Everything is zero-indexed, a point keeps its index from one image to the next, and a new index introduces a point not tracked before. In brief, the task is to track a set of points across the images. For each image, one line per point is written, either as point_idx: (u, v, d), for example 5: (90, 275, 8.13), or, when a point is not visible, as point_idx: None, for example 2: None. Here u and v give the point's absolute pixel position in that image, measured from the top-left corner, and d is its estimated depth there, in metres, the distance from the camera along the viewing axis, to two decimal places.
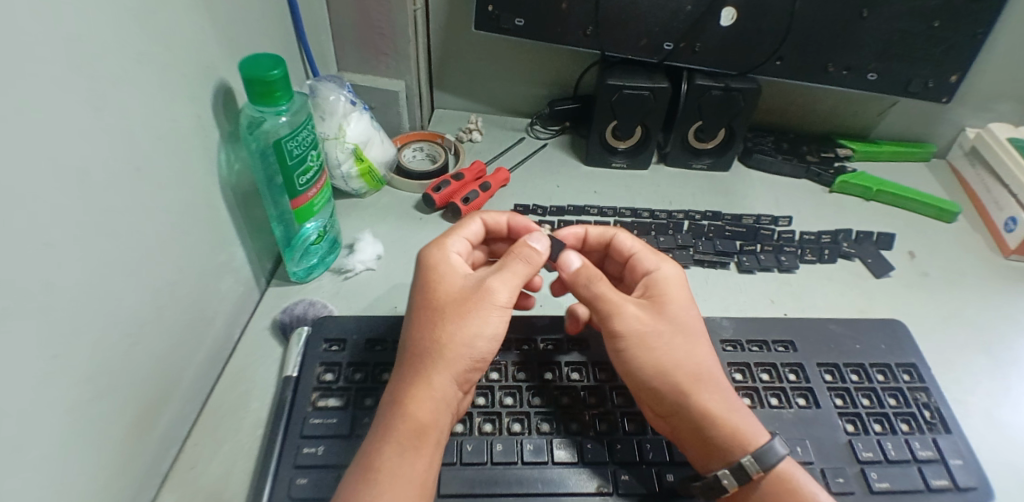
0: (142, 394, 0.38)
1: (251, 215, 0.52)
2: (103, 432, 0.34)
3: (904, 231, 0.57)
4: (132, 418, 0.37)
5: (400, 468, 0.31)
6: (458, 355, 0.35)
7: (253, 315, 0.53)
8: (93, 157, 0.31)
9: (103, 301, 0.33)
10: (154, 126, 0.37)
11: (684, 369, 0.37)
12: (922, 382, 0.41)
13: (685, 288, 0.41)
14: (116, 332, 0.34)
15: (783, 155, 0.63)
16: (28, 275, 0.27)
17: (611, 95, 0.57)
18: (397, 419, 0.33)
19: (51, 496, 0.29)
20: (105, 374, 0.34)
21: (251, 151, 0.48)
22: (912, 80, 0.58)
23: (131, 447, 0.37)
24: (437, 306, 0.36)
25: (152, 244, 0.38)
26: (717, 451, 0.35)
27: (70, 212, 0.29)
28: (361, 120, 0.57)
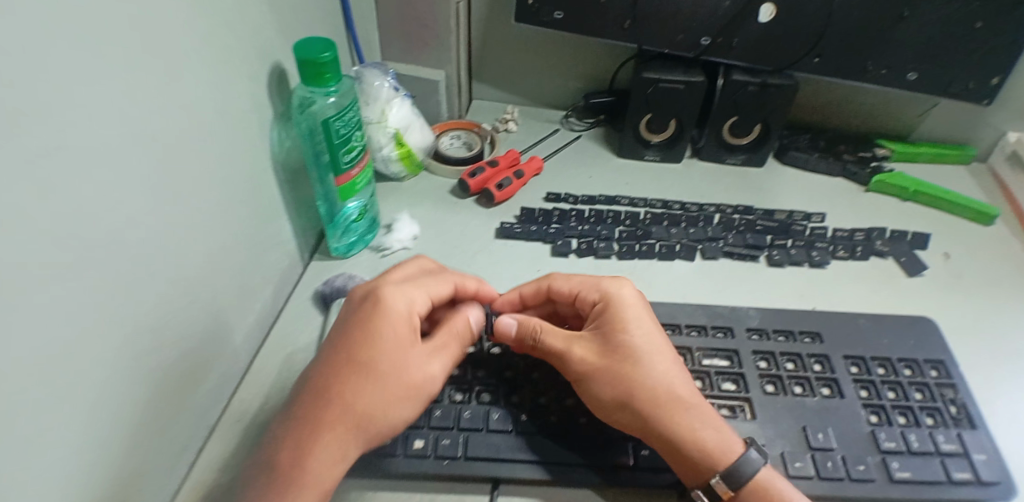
0: (198, 349, 0.42)
1: (298, 192, 0.56)
2: (164, 379, 0.37)
3: (940, 232, 0.57)
4: (187, 369, 0.40)
5: (325, 471, 0.35)
6: (353, 376, 0.37)
7: (297, 287, 0.56)
8: (163, 126, 0.35)
9: (168, 260, 0.36)
10: (216, 104, 0.41)
11: (644, 391, 0.38)
12: (950, 379, 0.42)
13: (637, 312, 0.42)
14: (178, 289, 0.38)
15: (819, 153, 0.63)
16: (110, 229, 0.30)
17: (646, 88, 0.58)
18: (309, 432, 0.35)
19: (119, 431, 0.33)
20: (167, 325, 0.37)
21: (300, 130, 0.51)
22: (953, 81, 0.57)
23: (186, 396, 0.41)
24: (370, 332, 0.38)
25: (210, 210, 0.41)
26: (696, 468, 0.36)
27: (143, 176, 0.33)
28: (403, 106, 0.60)
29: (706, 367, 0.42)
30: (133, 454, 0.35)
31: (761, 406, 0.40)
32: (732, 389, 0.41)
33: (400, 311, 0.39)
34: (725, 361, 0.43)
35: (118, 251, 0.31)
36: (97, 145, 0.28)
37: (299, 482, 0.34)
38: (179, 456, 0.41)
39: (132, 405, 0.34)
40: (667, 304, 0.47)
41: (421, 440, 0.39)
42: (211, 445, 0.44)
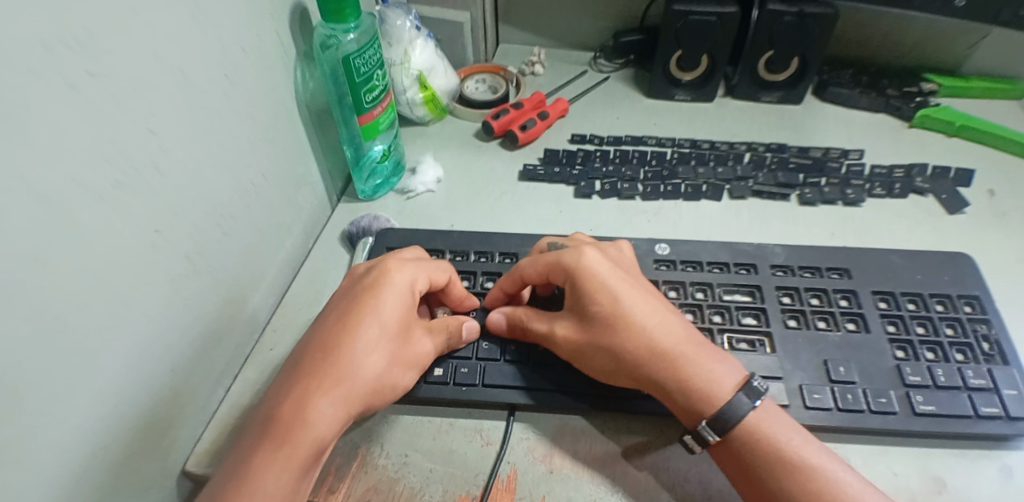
0: (232, 278, 0.44)
1: (324, 135, 0.57)
2: (201, 301, 0.40)
3: (988, 170, 0.53)
4: (223, 295, 0.43)
5: (316, 423, 0.33)
6: (347, 333, 0.36)
7: (326, 228, 0.58)
8: (189, 57, 0.36)
9: (197, 189, 0.38)
10: (239, 39, 0.42)
11: (626, 351, 0.37)
12: (984, 314, 0.40)
13: (602, 276, 0.39)
14: (208, 218, 0.40)
15: (861, 88, 0.60)
16: (135, 151, 0.32)
17: (676, 21, 0.56)
18: (299, 382, 0.34)
19: (160, 343, 0.36)
20: (202, 253, 0.39)
21: (323, 70, 0.51)
22: (1002, 10, 0.53)
23: (224, 321, 0.43)
24: (359, 299, 0.38)
25: (239, 146, 0.43)
26: (691, 411, 0.36)
27: (169, 105, 0.34)
28: (425, 47, 0.59)
29: (727, 301, 0.42)
30: (175, 367, 0.38)
31: (782, 340, 0.40)
32: (753, 322, 0.41)
33: (379, 278, 0.39)
34: (747, 296, 0.42)
35: (143, 174, 0.33)
36: (115, 74, 0.30)
37: (291, 434, 0.32)
38: (221, 377, 0.44)
39: (171, 322, 0.37)
40: (691, 242, 0.47)
41: (441, 369, 0.42)
42: (247, 368, 0.46)
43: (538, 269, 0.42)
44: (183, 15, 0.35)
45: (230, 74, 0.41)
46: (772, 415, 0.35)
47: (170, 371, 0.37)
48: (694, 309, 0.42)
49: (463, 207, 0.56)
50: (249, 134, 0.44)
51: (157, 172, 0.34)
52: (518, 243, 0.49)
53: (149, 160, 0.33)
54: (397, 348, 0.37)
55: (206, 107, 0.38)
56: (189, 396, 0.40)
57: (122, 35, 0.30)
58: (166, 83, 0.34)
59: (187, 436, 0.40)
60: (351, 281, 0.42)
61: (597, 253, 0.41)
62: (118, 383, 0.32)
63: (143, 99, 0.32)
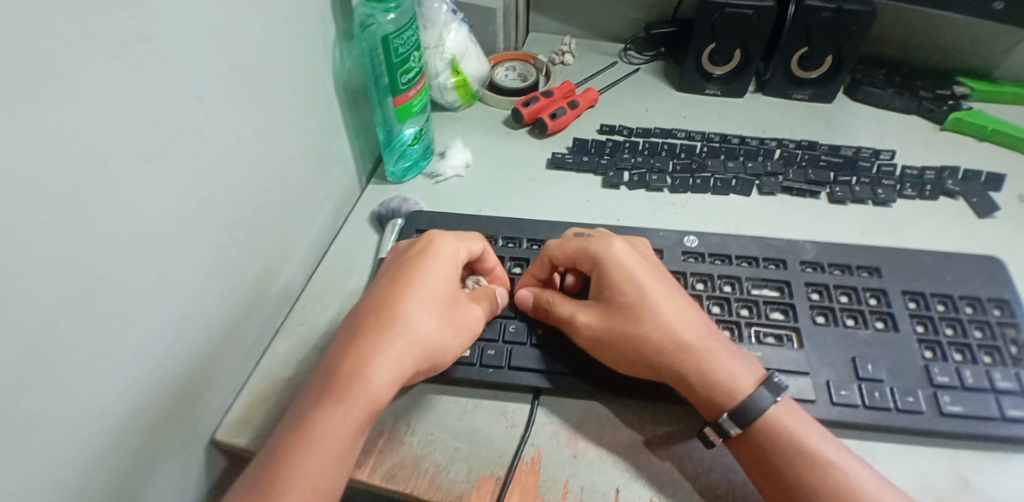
0: (266, 251, 0.45)
1: (358, 115, 0.57)
2: (236, 272, 0.41)
3: (1022, 175, 0.53)
4: (256, 267, 0.44)
5: (372, 381, 0.35)
6: (401, 296, 0.39)
7: (355, 207, 0.59)
8: (233, 28, 0.36)
9: (236, 159, 0.39)
10: (279, 14, 0.41)
11: (651, 339, 0.38)
12: (1014, 318, 0.41)
13: (632, 264, 0.41)
14: (245, 190, 0.40)
15: (895, 89, 0.60)
16: (180, 118, 0.32)
17: (712, 15, 0.56)
18: (356, 344, 0.36)
19: (195, 310, 0.36)
20: (238, 223, 0.40)
21: (361, 50, 0.52)
22: None
23: (256, 293, 0.44)
24: (405, 268, 0.41)
25: (274, 120, 0.43)
26: (713, 403, 0.36)
27: (212, 75, 0.34)
28: (460, 31, 0.59)
29: (755, 295, 0.42)
30: (209, 335, 0.38)
31: (810, 335, 0.40)
32: (781, 317, 0.41)
33: (424, 250, 0.42)
34: (776, 291, 0.43)
35: (186, 141, 0.33)
36: (163, 39, 0.30)
37: (351, 386, 0.34)
38: (252, 347, 0.45)
39: (206, 290, 0.37)
40: (720, 235, 0.47)
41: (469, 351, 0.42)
42: (278, 341, 0.47)
43: (567, 253, 0.43)
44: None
45: (268, 47, 0.41)
46: (793, 410, 0.36)
47: (202, 339, 0.38)
48: (722, 301, 0.42)
49: (492, 193, 0.57)
50: (285, 110, 0.45)
51: (199, 140, 0.34)
52: (547, 229, 0.50)
53: (192, 127, 0.33)
54: (446, 315, 0.39)
55: (246, 78, 0.38)
56: (221, 364, 0.41)
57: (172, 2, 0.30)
58: (211, 52, 0.34)
59: (219, 402, 0.41)
60: (397, 254, 0.44)
61: (622, 243, 0.43)
62: (154, 345, 0.33)
63: (190, 69, 0.32)
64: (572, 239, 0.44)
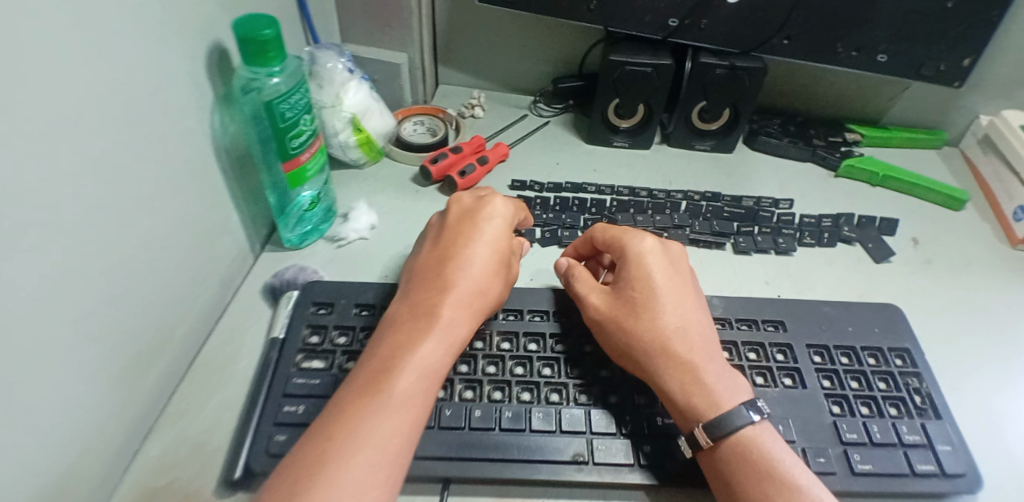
0: (134, 345, 0.38)
1: (247, 180, 0.52)
2: (94, 380, 0.34)
3: (911, 218, 0.56)
4: (121, 367, 0.37)
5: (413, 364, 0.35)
6: (439, 285, 0.40)
7: (247, 277, 0.53)
8: (92, 103, 0.32)
9: (99, 249, 0.33)
10: (147, 80, 0.37)
11: (643, 341, 0.38)
12: (915, 367, 0.41)
13: (657, 262, 0.42)
14: (109, 282, 0.35)
15: (789, 138, 0.63)
16: (24, 215, 0.27)
17: (613, 71, 0.57)
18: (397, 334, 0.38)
19: (37, 440, 0.30)
20: (98, 317, 0.34)
21: (244, 113, 0.47)
22: (924, 63, 0.58)
23: (118, 395, 0.37)
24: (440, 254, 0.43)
25: (147, 193, 0.38)
26: (686, 412, 0.36)
27: (64, 159, 0.30)
28: (359, 89, 0.57)
29: None
30: (54, 464, 0.31)
31: None
32: None
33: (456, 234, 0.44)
34: None
35: (28, 232, 0.27)
36: (4, 115, 0.25)
37: (390, 387, 0.34)
38: (109, 465, 0.37)
39: (53, 404, 0.31)
40: None
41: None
42: (150, 446, 0.40)
43: (606, 237, 0.45)
44: (91, 54, 0.31)
45: (137, 113, 0.36)
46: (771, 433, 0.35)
47: (47, 464, 0.31)
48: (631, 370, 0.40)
49: (399, 256, 0.54)
50: (159, 181, 0.39)
51: (47, 235, 0.29)
52: None
53: (35, 215, 0.28)
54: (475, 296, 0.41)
55: (111, 157, 0.34)
56: (66, 493, 0.33)
57: (19, 73, 0.26)
58: (64, 127, 0.29)
59: None
60: (436, 230, 0.46)
61: (657, 242, 0.43)
62: None
63: (36, 148, 0.27)
64: (625, 231, 0.44)
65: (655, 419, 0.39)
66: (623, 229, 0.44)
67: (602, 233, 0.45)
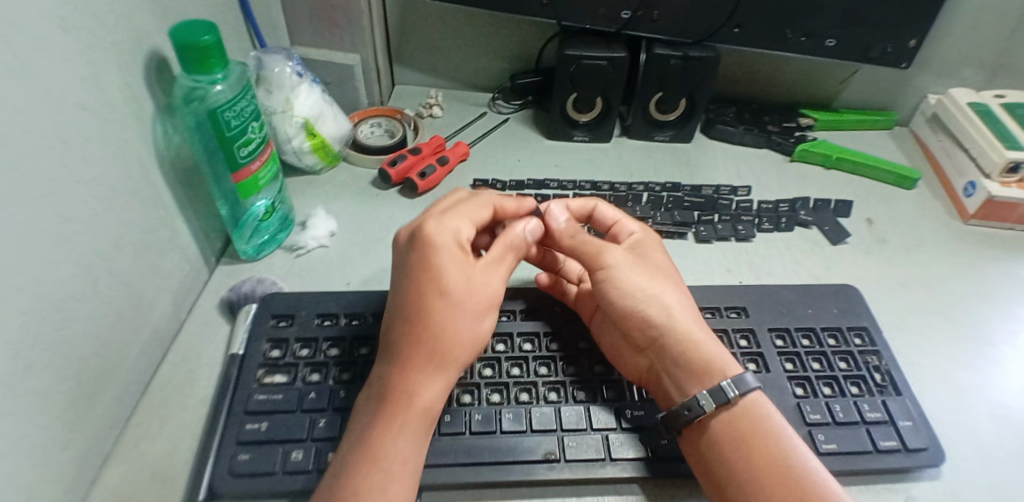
0: (81, 372, 0.36)
1: (196, 192, 0.50)
2: (37, 412, 0.32)
3: (868, 199, 0.58)
4: (67, 396, 0.35)
5: (424, 396, 0.34)
6: (440, 300, 0.35)
7: (202, 294, 0.51)
8: (19, 115, 0.30)
9: (36, 270, 0.31)
10: (80, 90, 0.35)
11: (662, 303, 0.39)
12: (874, 346, 0.41)
13: (661, 246, 0.45)
14: (49, 305, 0.32)
15: (745, 126, 0.63)
16: None
17: (570, 65, 0.57)
18: (401, 357, 0.35)
19: None
20: (38, 344, 0.32)
21: (188, 123, 0.45)
22: (873, 45, 0.59)
23: (67, 428, 0.35)
24: (431, 264, 0.36)
25: (86, 209, 0.36)
26: (702, 373, 0.36)
27: None
28: (311, 93, 0.56)
29: None
30: None
31: None
32: None
33: (454, 241, 0.37)
34: None
35: None
36: None
37: (382, 449, 0.32)
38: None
39: None
40: None
41: (302, 452, 0.37)
42: (110, 472, 0.38)
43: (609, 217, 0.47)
44: (14, 65, 0.29)
45: (71, 125, 0.34)
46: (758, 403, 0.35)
47: None
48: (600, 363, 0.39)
49: (361, 261, 0.53)
50: (101, 196, 0.37)
51: None
52: None
53: None
54: (484, 310, 0.37)
55: (44, 172, 0.32)
56: None
57: None
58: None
59: None
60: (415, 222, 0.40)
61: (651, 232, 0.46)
62: None
63: None
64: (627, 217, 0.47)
65: (625, 412, 0.38)
66: (620, 213, 0.47)
67: (602, 210, 0.47)
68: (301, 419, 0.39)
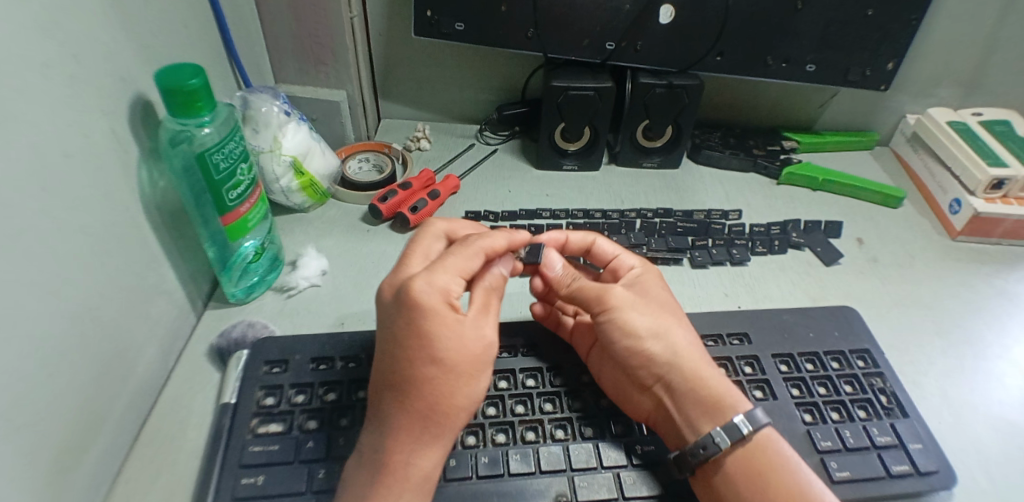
0: (65, 431, 0.34)
1: (182, 235, 0.48)
2: (18, 482, 0.30)
3: (854, 219, 0.59)
4: (51, 460, 0.33)
5: (419, 467, 0.32)
6: (431, 367, 0.32)
7: (189, 340, 0.49)
8: (3, 169, 0.28)
9: (19, 329, 0.30)
10: (63, 140, 0.33)
11: (667, 342, 0.39)
12: (876, 367, 0.42)
13: (664, 282, 0.45)
14: (33, 365, 0.31)
15: (731, 150, 0.65)
16: None
17: (557, 96, 0.58)
18: (394, 428, 0.32)
19: None
20: (21, 410, 0.30)
21: (175, 167, 0.44)
22: (850, 68, 0.61)
23: (50, 495, 0.33)
24: (421, 328, 0.33)
25: (71, 262, 0.34)
26: (712, 408, 0.36)
27: None
28: (298, 131, 0.55)
29: None
30: None
31: None
32: None
33: (443, 300, 0.34)
34: None
35: None
36: None
37: None
38: None
39: None
40: None
41: None
42: None
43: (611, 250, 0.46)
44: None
45: (55, 176, 0.33)
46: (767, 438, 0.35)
47: None
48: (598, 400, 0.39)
49: (355, 300, 0.52)
50: (84, 247, 0.36)
51: None
52: None
53: None
54: (479, 368, 0.34)
55: (29, 226, 0.30)
56: None
57: None
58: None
59: None
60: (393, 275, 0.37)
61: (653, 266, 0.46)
62: None
63: None
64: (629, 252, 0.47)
65: (634, 448, 0.37)
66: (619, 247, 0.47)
67: (604, 242, 0.47)
68: (299, 470, 0.37)
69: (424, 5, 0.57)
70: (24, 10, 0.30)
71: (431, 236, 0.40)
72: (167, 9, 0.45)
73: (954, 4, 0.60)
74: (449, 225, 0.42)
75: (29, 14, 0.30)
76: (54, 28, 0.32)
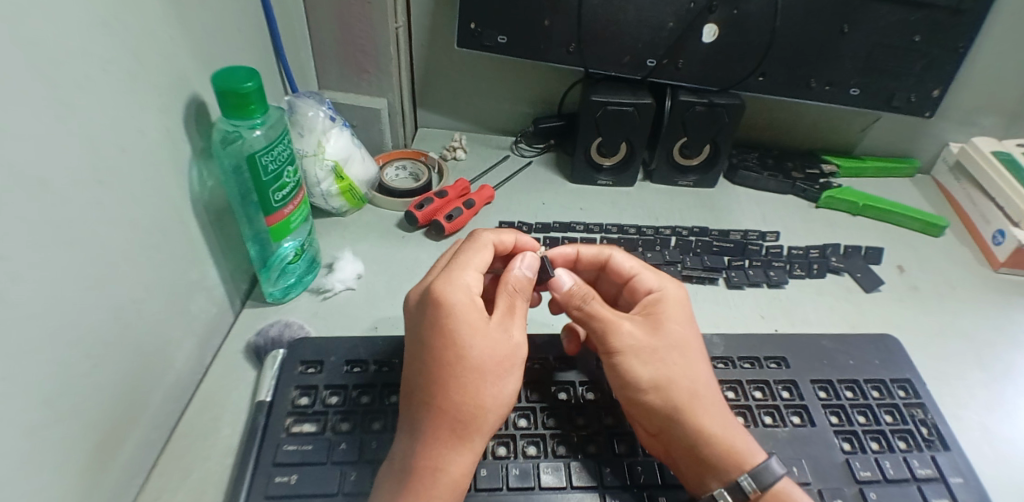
0: (108, 416, 0.35)
1: (225, 234, 0.49)
2: (62, 463, 0.31)
3: (894, 246, 0.59)
4: (93, 444, 0.34)
5: (449, 475, 0.32)
6: (458, 370, 0.33)
7: (226, 337, 0.50)
8: (58, 162, 0.29)
9: (67, 316, 0.30)
10: (121, 135, 0.35)
11: (669, 394, 0.37)
12: (918, 398, 0.41)
13: (686, 307, 0.42)
14: (77, 353, 0.31)
15: (768, 171, 0.65)
16: None
17: (595, 111, 0.58)
18: (422, 433, 0.33)
19: None
20: (64, 394, 0.31)
21: (224, 168, 0.45)
22: (893, 94, 0.61)
23: (91, 478, 0.34)
24: (446, 329, 0.33)
25: (118, 257, 0.35)
26: (715, 466, 0.35)
27: (27, 224, 0.27)
28: (341, 136, 0.57)
29: None
30: None
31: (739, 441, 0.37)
32: None
33: (467, 301, 0.35)
34: None
35: None
36: None
37: None
38: None
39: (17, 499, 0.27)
40: None
41: None
42: None
43: (627, 269, 0.44)
44: (55, 110, 0.29)
45: (109, 175, 0.34)
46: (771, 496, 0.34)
47: None
48: (627, 437, 0.39)
49: (389, 305, 0.52)
50: (133, 242, 0.37)
51: (10, 308, 0.26)
52: None
53: None
54: (505, 373, 0.34)
55: (80, 219, 0.31)
56: None
57: None
58: (20, 195, 0.27)
59: None
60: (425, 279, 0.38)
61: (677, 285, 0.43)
62: None
63: None
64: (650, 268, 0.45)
65: (666, 469, 0.37)
66: (637, 262, 0.45)
67: (621, 254, 0.45)
68: (331, 471, 0.37)
69: (469, 18, 0.58)
70: (90, 9, 0.31)
71: (455, 246, 0.41)
72: (225, 15, 0.46)
73: (1001, 31, 0.59)
74: (496, 237, 0.41)
75: (94, 13, 0.32)
76: (117, 30, 0.34)
